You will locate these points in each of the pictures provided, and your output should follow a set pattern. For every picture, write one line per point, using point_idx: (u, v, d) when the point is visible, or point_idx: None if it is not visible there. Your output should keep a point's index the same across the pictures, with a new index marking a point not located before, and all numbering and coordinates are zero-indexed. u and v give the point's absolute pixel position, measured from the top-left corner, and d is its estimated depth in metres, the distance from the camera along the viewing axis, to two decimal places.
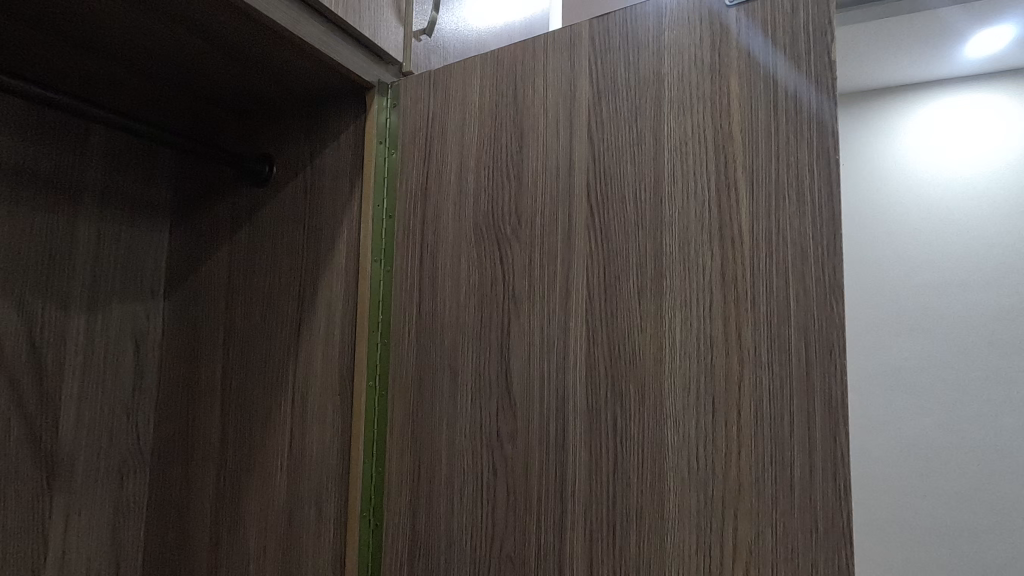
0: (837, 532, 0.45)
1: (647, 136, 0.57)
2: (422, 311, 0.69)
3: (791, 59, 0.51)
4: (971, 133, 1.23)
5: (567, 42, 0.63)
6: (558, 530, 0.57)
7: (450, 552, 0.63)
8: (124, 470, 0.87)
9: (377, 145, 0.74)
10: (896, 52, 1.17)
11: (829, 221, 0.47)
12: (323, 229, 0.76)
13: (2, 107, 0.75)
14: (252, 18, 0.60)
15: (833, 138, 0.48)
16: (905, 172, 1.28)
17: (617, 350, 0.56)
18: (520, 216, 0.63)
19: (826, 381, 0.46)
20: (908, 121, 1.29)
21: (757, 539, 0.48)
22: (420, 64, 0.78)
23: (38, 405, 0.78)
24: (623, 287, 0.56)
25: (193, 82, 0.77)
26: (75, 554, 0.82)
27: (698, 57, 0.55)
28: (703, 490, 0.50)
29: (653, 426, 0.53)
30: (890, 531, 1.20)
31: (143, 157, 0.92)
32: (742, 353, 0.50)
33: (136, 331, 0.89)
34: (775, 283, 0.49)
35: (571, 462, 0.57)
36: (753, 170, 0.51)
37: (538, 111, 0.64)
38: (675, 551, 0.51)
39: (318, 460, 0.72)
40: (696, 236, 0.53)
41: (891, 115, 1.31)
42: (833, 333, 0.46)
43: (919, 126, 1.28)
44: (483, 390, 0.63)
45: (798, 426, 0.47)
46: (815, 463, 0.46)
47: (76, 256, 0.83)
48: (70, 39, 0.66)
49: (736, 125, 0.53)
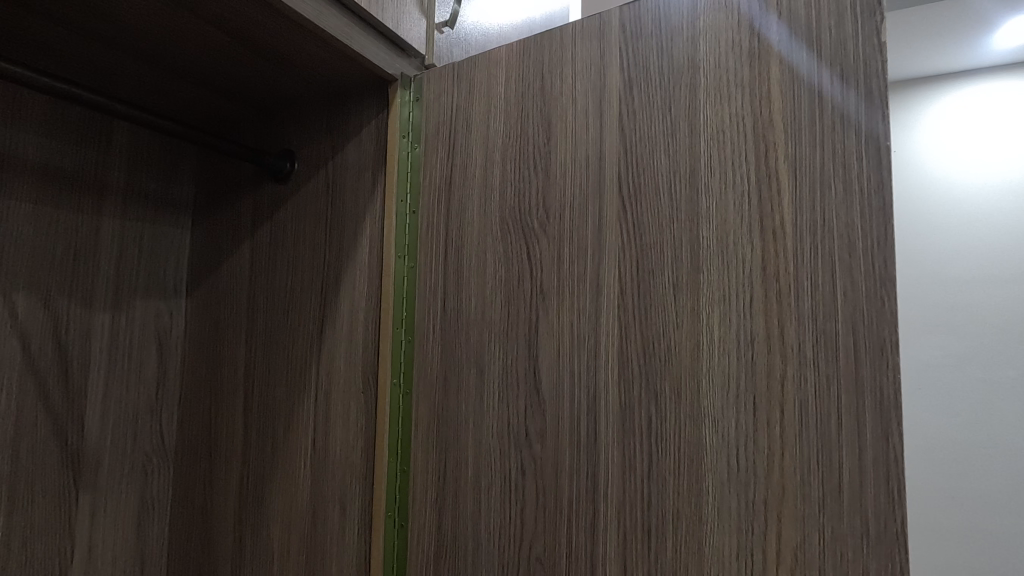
0: (891, 538, 0.42)
1: (681, 125, 0.55)
2: (447, 308, 0.68)
3: (837, 41, 0.48)
4: (983, 129, 1.20)
5: (596, 30, 0.61)
6: (590, 531, 0.56)
7: (477, 552, 0.62)
8: (148, 468, 0.87)
9: (400, 139, 0.73)
10: (919, 42, 1.13)
11: (879, 211, 0.45)
12: (347, 224, 0.75)
13: (28, 105, 0.75)
14: (277, 10, 0.59)
15: (884, 124, 0.46)
16: (918, 173, 1.25)
17: (651, 346, 0.54)
18: (548, 210, 0.62)
19: (877, 380, 0.44)
20: (920, 122, 1.26)
21: (803, 544, 0.46)
22: (443, 57, 0.77)
23: (64, 402, 0.78)
24: (658, 282, 0.54)
25: (215, 78, 0.76)
26: (100, 552, 0.82)
27: (735, 41, 0.53)
28: (744, 493, 0.48)
29: (690, 425, 0.51)
30: (943, 540, 1.14)
31: (165, 156, 0.92)
32: (785, 349, 0.48)
33: (159, 330, 0.89)
34: (820, 276, 0.47)
35: (603, 462, 0.56)
36: (796, 158, 0.49)
37: (566, 102, 0.62)
38: (715, 555, 0.49)
39: (342, 459, 0.71)
40: (735, 229, 0.51)
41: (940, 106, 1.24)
42: (884, 328, 0.44)
43: (931, 127, 1.25)
44: (510, 388, 0.62)
45: (846, 425, 0.45)
46: (866, 465, 0.44)
47: (101, 254, 0.83)
48: (91, 34, 0.66)
49: (777, 112, 0.50)
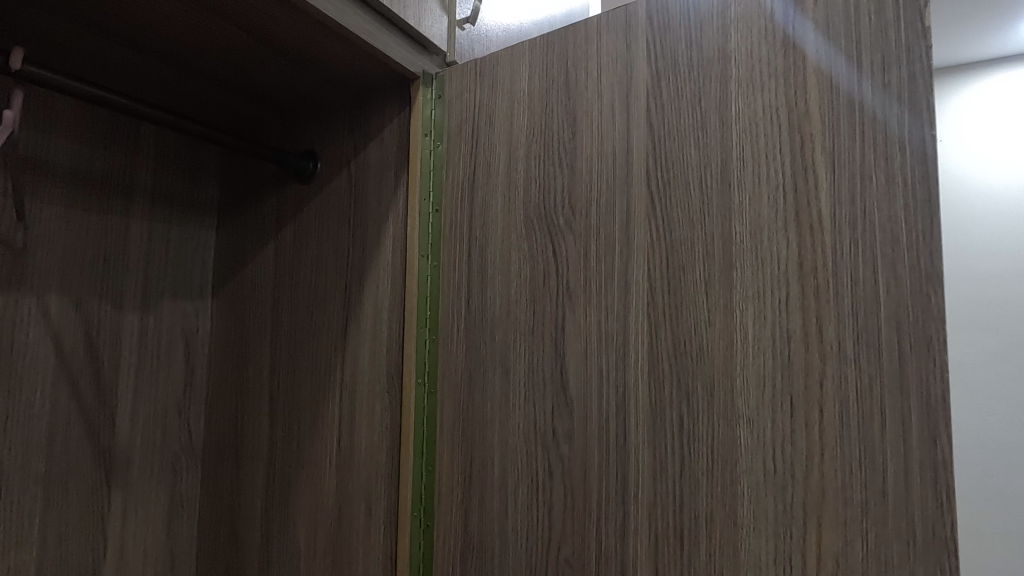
0: (940, 545, 0.41)
1: (712, 118, 0.53)
2: (471, 307, 0.67)
3: (878, 27, 0.47)
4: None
5: (622, 21, 0.60)
6: (620, 533, 0.55)
7: (505, 553, 0.61)
8: (177, 466, 0.88)
9: (422, 138, 0.73)
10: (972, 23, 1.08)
11: (924, 202, 0.43)
12: (370, 224, 0.75)
13: (59, 109, 0.77)
14: (300, 10, 0.59)
15: (929, 112, 0.44)
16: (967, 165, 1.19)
17: (683, 345, 0.53)
18: (574, 207, 0.61)
19: (923, 378, 0.42)
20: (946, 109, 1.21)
21: (845, 550, 0.44)
22: (465, 54, 0.76)
23: (96, 401, 0.80)
24: (688, 279, 0.53)
25: (238, 79, 0.77)
26: (132, 549, 0.83)
27: (768, 29, 0.51)
28: (781, 496, 0.47)
29: (723, 426, 0.50)
30: (997, 544, 1.08)
31: (190, 158, 0.92)
32: (824, 348, 0.46)
33: (186, 330, 0.90)
34: (861, 271, 0.45)
35: (633, 463, 0.54)
36: (834, 150, 0.47)
37: (591, 97, 0.61)
38: (750, 559, 0.48)
39: (367, 458, 0.71)
40: (769, 224, 0.50)
41: (997, 93, 1.18)
42: (931, 326, 0.42)
43: (966, 119, 1.20)
44: (538, 388, 0.61)
45: (890, 426, 0.43)
46: (912, 467, 0.42)
47: (130, 255, 0.84)
48: (119, 38, 0.66)
49: (814, 100, 0.49)
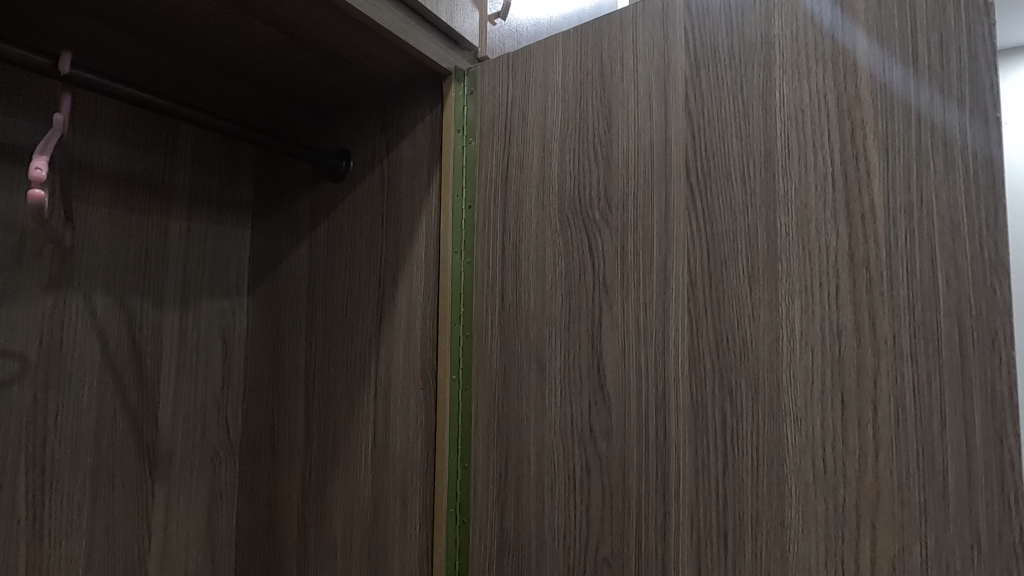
0: (1007, 549, 0.39)
1: (755, 106, 0.52)
2: (505, 302, 0.67)
3: (936, 6, 0.44)
4: None
5: (659, 11, 0.58)
6: (661, 533, 0.53)
7: (542, 551, 0.61)
8: (216, 460, 0.90)
9: (455, 134, 0.72)
10: None
11: (988, 190, 0.41)
12: (403, 221, 0.75)
13: (103, 112, 0.79)
14: (335, 8, 0.59)
15: (992, 95, 0.41)
16: None
17: (725, 340, 0.51)
18: (610, 200, 0.60)
19: (987, 375, 0.40)
20: None
21: (903, 553, 0.42)
22: (496, 50, 0.76)
23: (139, 396, 0.82)
24: (730, 273, 0.52)
25: (273, 79, 0.78)
26: (175, 541, 0.85)
27: (815, 13, 0.49)
28: (832, 498, 0.45)
29: (770, 424, 0.48)
30: None
31: (226, 158, 0.94)
32: (878, 343, 0.44)
33: (224, 327, 0.92)
34: (918, 262, 0.43)
35: (674, 461, 0.53)
36: (887, 136, 0.46)
37: (627, 88, 0.60)
38: (799, 562, 0.46)
39: (403, 454, 0.71)
40: (817, 215, 0.48)
41: None
42: (995, 319, 0.40)
43: None
44: (574, 385, 0.60)
45: (951, 425, 0.41)
46: (975, 467, 0.40)
47: (170, 254, 0.86)
48: (161, 41, 0.68)
49: (864, 85, 0.47)
